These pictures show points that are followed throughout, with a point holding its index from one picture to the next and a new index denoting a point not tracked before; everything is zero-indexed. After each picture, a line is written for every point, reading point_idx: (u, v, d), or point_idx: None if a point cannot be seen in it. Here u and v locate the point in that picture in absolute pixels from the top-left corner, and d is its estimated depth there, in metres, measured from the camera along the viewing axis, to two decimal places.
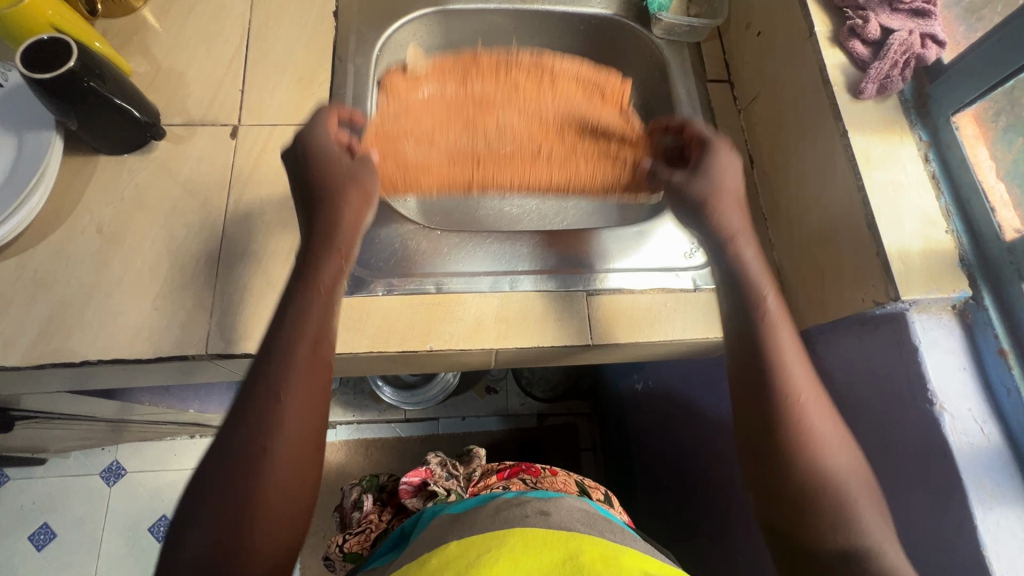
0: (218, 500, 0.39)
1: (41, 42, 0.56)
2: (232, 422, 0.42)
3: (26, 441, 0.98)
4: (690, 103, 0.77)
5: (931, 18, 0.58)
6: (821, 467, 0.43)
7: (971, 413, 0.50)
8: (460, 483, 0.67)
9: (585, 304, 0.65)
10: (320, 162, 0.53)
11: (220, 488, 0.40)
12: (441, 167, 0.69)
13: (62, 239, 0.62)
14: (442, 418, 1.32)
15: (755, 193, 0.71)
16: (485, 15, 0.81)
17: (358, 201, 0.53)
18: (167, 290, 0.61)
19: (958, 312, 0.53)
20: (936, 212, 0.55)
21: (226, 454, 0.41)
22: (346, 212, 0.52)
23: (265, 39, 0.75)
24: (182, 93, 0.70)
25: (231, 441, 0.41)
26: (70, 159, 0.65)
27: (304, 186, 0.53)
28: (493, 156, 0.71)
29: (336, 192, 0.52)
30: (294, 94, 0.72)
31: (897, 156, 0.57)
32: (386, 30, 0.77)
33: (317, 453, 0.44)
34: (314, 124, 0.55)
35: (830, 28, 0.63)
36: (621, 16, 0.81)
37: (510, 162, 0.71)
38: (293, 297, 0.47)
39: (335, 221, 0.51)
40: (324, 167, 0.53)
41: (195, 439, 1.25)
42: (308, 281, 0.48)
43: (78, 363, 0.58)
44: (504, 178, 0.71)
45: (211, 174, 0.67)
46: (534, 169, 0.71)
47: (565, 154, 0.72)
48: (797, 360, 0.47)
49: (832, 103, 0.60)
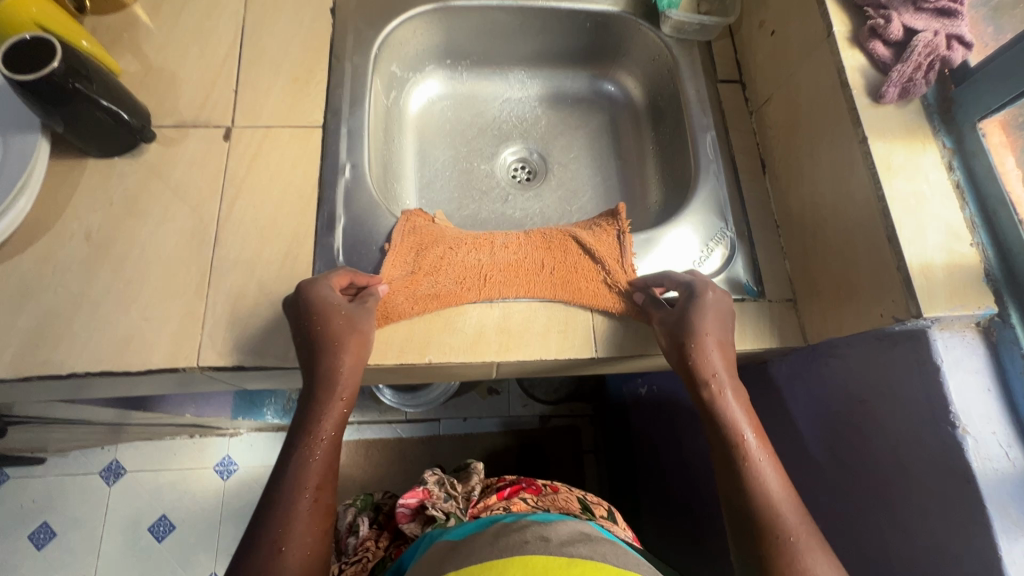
0: None
1: (22, 41, 0.54)
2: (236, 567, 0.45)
3: (21, 444, 0.96)
4: (700, 105, 0.74)
5: (957, 18, 0.55)
6: (786, 544, 0.46)
7: (994, 437, 0.48)
8: (459, 505, 0.65)
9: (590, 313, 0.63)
10: (318, 312, 0.54)
11: None
12: (436, 281, 0.62)
13: (50, 246, 0.60)
14: (443, 420, 1.30)
15: (766, 199, 0.70)
16: (488, 11, 0.78)
17: (356, 351, 0.54)
18: (158, 300, 0.59)
19: (982, 329, 0.51)
20: (960, 224, 0.52)
21: None
22: (344, 361, 0.54)
23: (260, 36, 0.72)
24: (174, 93, 0.68)
25: None
26: (59, 162, 0.63)
27: (303, 332, 0.55)
28: (494, 267, 0.63)
29: (335, 339, 0.54)
30: (289, 95, 0.69)
31: (920, 164, 0.54)
32: (385, 28, 0.75)
33: None
34: (315, 281, 0.56)
35: (850, 28, 0.60)
36: (628, 13, 0.78)
37: (512, 268, 0.63)
38: (296, 444, 0.51)
39: (328, 377, 0.53)
40: (317, 334, 0.54)
41: (195, 438, 1.24)
42: (309, 434, 0.51)
43: (66, 375, 0.56)
44: (506, 278, 0.63)
45: (203, 178, 0.64)
46: (539, 273, 0.63)
47: (567, 276, 0.63)
48: (770, 466, 0.50)
49: (851, 108, 0.57)
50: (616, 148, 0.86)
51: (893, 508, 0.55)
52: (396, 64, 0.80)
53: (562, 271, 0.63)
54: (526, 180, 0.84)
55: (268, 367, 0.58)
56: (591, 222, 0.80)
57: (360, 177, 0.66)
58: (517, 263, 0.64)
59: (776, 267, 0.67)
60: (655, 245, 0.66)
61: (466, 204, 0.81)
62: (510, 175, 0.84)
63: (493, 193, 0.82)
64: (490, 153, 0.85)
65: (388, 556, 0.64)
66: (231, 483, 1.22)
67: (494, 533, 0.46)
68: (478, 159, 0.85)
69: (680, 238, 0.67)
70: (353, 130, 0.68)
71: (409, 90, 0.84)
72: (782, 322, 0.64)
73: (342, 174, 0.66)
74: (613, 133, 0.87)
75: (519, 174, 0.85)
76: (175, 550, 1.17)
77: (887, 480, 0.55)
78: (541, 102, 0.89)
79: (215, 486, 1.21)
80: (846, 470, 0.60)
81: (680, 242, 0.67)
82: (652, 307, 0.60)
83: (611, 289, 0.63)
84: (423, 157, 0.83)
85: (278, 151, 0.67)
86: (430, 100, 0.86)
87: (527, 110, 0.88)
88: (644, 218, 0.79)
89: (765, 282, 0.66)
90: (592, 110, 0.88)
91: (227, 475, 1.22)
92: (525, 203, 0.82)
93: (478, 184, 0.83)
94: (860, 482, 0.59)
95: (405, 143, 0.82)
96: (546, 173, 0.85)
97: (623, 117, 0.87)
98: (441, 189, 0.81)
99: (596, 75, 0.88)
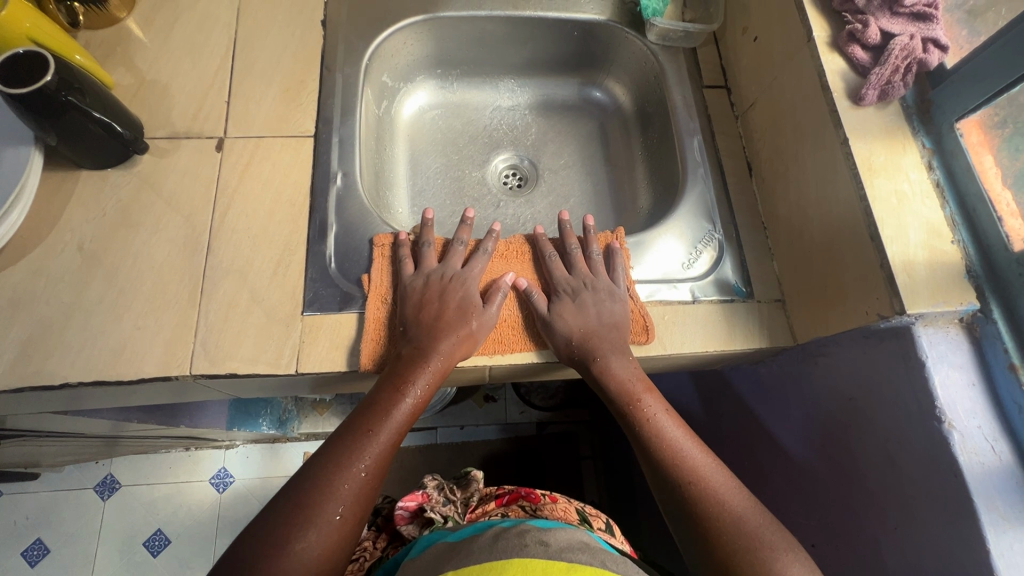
0: (269, 532, 0.45)
1: (16, 55, 0.55)
2: (298, 478, 0.49)
3: (14, 459, 0.96)
4: (687, 110, 0.75)
5: (933, 21, 0.56)
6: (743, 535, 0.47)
7: (980, 431, 0.49)
8: (458, 509, 0.66)
9: None
10: (434, 281, 0.61)
11: (272, 525, 0.46)
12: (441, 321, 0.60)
13: (43, 257, 0.60)
14: (440, 427, 1.30)
15: (752, 202, 0.71)
16: (477, 21, 0.79)
17: (471, 315, 0.59)
18: (150, 309, 0.59)
19: (965, 325, 0.52)
20: (941, 221, 0.53)
21: (272, 517, 0.46)
22: (457, 319, 0.58)
23: (251, 48, 0.73)
24: (167, 105, 0.69)
25: (279, 504, 0.47)
26: (53, 174, 0.63)
27: (428, 288, 0.60)
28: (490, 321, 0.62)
29: (460, 298, 0.60)
30: (280, 105, 0.70)
31: (900, 164, 0.55)
32: (376, 39, 0.76)
33: (352, 532, 0.48)
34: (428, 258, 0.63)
35: (829, 33, 0.61)
36: (614, 22, 0.80)
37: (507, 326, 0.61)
38: (397, 378, 0.55)
39: (434, 328, 0.58)
40: (442, 289, 0.60)
41: (190, 451, 1.23)
42: (405, 370, 0.55)
43: (58, 386, 0.56)
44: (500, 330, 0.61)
45: (195, 189, 0.65)
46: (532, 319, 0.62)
47: None
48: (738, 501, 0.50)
49: (831, 110, 0.58)
50: (605, 154, 0.87)
51: (885, 502, 0.55)
52: (388, 73, 0.82)
53: None
54: (517, 187, 0.85)
55: (260, 374, 0.58)
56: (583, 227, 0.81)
57: (351, 186, 0.67)
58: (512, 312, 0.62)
59: (764, 268, 0.67)
60: (644, 250, 0.67)
61: (458, 210, 0.82)
62: (501, 182, 0.86)
63: (485, 199, 0.83)
64: (481, 160, 0.86)
65: (385, 555, 0.65)
66: (227, 494, 1.21)
67: (493, 536, 0.46)
68: (469, 167, 0.85)
69: (669, 243, 0.68)
70: (344, 140, 0.69)
71: (401, 99, 0.85)
72: (771, 323, 0.64)
73: (333, 182, 0.67)
74: (603, 139, 0.89)
75: (510, 180, 0.86)
76: (171, 564, 1.16)
77: (878, 476, 0.56)
78: (531, 110, 0.90)
79: (210, 498, 1.21)
80: (842, 467, 0.61)
81: (668, 246, 0.67)
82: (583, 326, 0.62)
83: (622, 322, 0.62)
84: (414, 166, 0.84)
85: (271, 161, 0.67)
86: (421, 110, 0.87)
87: (518, 118, 0.89)
88: (634, 222, 0.80)
89: (753, 283, 0.66)
90: (580, 117, 0.90)
91: (224, 487, 1.21)
92: (517, 209, 0.83)
93: (470, 190, 0.83)
94: (856, 478, 0.59)
95: (397, 151, 0.83)
96: (536, 179, 0.86)
97: (612, 123, 0.89)
98: (433, 197, 0.82)
99: (584, 82, 0.89)
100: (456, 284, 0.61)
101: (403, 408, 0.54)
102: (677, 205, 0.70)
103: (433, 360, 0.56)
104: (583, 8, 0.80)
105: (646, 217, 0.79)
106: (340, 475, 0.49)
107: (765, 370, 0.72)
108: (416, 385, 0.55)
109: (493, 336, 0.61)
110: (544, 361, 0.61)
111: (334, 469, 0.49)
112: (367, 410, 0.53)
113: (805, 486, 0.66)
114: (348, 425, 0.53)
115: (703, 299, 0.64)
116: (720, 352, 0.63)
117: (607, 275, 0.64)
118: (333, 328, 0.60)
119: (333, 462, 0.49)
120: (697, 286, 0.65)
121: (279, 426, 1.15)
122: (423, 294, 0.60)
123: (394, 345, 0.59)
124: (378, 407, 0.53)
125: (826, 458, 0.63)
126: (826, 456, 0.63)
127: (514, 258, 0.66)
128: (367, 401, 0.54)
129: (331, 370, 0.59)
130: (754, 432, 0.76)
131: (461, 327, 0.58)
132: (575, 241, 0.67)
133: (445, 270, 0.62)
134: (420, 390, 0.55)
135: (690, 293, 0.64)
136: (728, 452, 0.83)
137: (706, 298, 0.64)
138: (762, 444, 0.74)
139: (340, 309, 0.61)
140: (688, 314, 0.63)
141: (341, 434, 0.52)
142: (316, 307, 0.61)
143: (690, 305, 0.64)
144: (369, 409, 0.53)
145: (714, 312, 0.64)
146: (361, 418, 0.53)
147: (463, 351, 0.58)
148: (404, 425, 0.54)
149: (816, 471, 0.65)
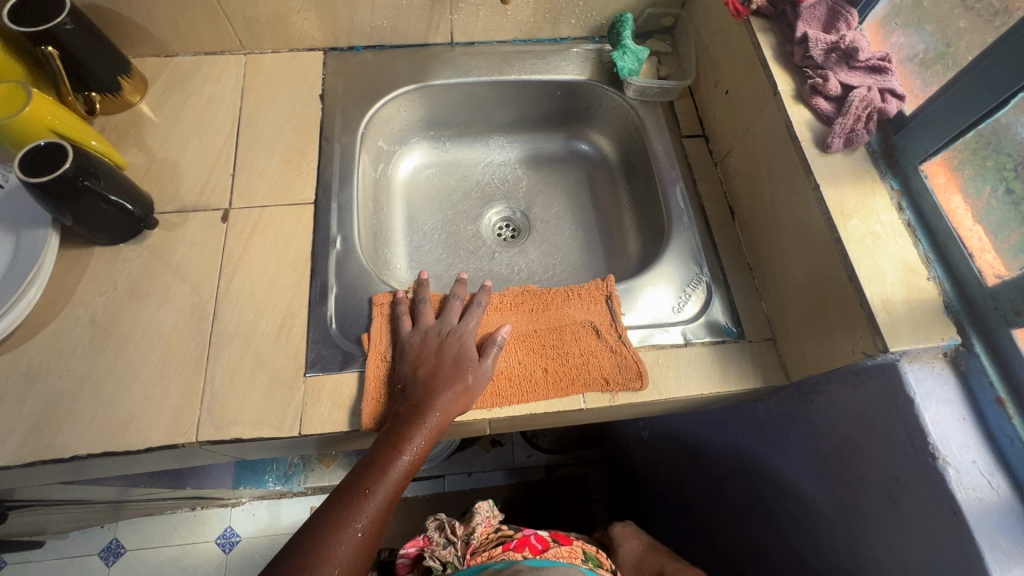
0: None
1: (38, 147, 0.59)
2: (294, 542, 0.50)
3: (21, 528, 0.96)
4: (668, 159, 0.79)
5: (888, 73, 0.61)
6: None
7: (975, 465, 0.49)
8: (458, 550, 0.65)
9: (581, 395, 0.63)
10: (432, 340, 0.62)
11: None
12: None
13: (57, 332, 0.63)
14: (448, 475, 1.28)
15: (736, 243, 0.74)
16: (465, 87, 0.85)
17: (466, 372, 0.60)
18: (158, 377, 0.61)
19: (951, 359, 0.53)
20: (916, 259, 0.55)
21: None
22: (454, 376, 0.59)
23: (255, 124, 0.78)
24: (176, 181, 0.73)
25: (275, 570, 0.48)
26: (68, 252, 0.67)
27: (425, 347, 0.62)
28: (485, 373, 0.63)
29: (455, 354, 0.61)
30: (282, 175, 0.74)
31: (871, 206, 0.58)
32: (371, 108, 0.81)
33: None
34: (424, 315, 0.65)
35: (793, 87, 0.65)
36: (595, 81, 0.85)
37: (503, 378, 0.63)
38: (393, 437, 0.55)
39: (430, 384, 0.58)
40: (438, 346, 0.62)
41: (196, 511, 1.22)
42: (400, 429, 0.56)
43: (68, 458, 0.57)
44: (495, 385, 0.62)
45: (202, 259, 0.68)
46: (526, 370, 0.63)
47: (561, 362, 0.64)
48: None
49: (801, 158, 0.61)
50: (594, 202, 0.91)
51: (894, 543, 0.55)
52: (383, 138, 0.86)
53: (554, 368, 0.63)
54: (511, 238, 0.88)
55: (264, 437, 0.59)
56: (576, 274, 0.84)
57: (350, 249, 0.70)
58: (507, 364, 0.64)
59: (753, 308, 0.69)
60: (634, 297, 0.69)
61: (454, 263, 0.85)
62: (495, 234, 0.89)
63: (480, 251, 0.86)
64: (475, 215, 0.90)
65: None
66: (233, 555, 1.19)
67: None
68: (464, 221, 0.89)
69: (658, 288, 0.69)
70: (343, 205, 0.73)
71: (396, 161, 0.90)
72: (763, 362, 0.66)
73: (333, 246, 0.70)
74: (591, 187, 0.92)
75: (503, 232, 0.89)
76: None
77: (882, 514, 0.56)
78: (521, 164, 0.94)
79: (217, 560, 1.19)
80: (848, 505, 0.60)
81: (656, 292, 0.69)
82: (578, 375, 0.63)
83: (616, 369, 0.63)
84: (412, 223, 0.87)
85: (273, 228, 0.71)
86: (416, 169, 0.91)
87: (509, 172, 0.94)
88: (625, 268, 0.82)
89: (743, 323, 0.68)
90: (568, 168, 0.94)
91: (230, 548, 1.20)
92: (511, 259, 0.86)
93: (465, 244, 0.87)
94: (864, 518, 0.58)
95: (394, 210, 0.87)
96: (529, 230, 0.89)
97: (599, 172, 0.92)
98: (430, 251, 0.85)
99: (571, 135, 0.94)
100: (453, 340, 0.62)
101: (400, 466, 0.54)
102: (658, 255, 0.72)
103: (431, 417, 0.56)
104: (565, 70, 0.85)
105: (636, 262, 0.82)
106: (337, 536, 0.49)
107: (763, 409, 0.73)
108: (413, 442, 0.55)
109: (490, 389, 0.62)
110: (540, 411, 0.62)
111: (331, 531, 0.49)
112: (365, 468, 0.54)
113: (815, 526, 0.66)
114: (345, 483, 0.53)
115: (694, 341, 0.66)
116: (715, 395, 0.64)
117: (600, 325, 0.66)
118: (334, 389, 0.62)
119: (327, 525, 0.50)
120: (689, 329, 0.66)
121: (286, 483, 1.14)
122: (421, 350, 0.61)
123: (392, 403, 0.60)
124: (376, 465, 0.54)
125: (833, 498, 0.63)
126: (832, 494, 0.63)
127: (508, 310, 0.68)
128: (365, 459, 0.55)
129: (333, 430, 0.60)
130: (760, 472, 0.75)
131: (458, 381, 0.59)
132: (567, 291, 0.69)
133: (441, 328, 0.64)
134: (417, 447, 0.56)
135: (682, 336, 0.66)
136: (734, 492, 0.82)
137: (698, 340, 0.66)
138: (769, 483, 0.74)
139: (341, 369, 0.63)
140: (681, 357, 0.65)
141: (338, 493, 0.53)
142: (318, 368, 0.63)
143: (683, 348, 0.65)
144: (367, 467, 0.54)
145: (706, 354, 0.65)
146: (358, 477, 0.53)
147: (458, 406, 0.58)
148: (402, 481, 0.55)
149: (824, 509, 0.64)
